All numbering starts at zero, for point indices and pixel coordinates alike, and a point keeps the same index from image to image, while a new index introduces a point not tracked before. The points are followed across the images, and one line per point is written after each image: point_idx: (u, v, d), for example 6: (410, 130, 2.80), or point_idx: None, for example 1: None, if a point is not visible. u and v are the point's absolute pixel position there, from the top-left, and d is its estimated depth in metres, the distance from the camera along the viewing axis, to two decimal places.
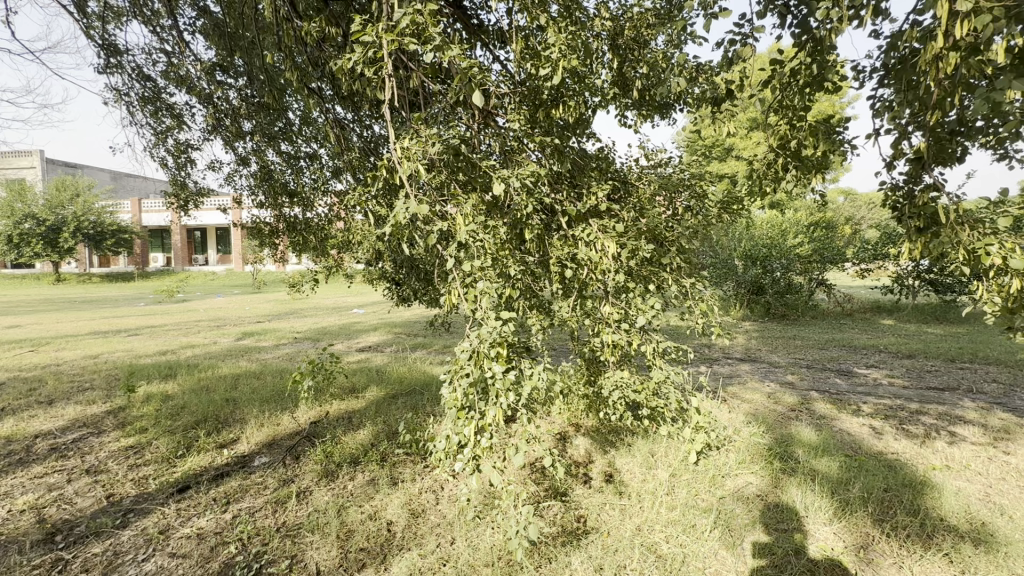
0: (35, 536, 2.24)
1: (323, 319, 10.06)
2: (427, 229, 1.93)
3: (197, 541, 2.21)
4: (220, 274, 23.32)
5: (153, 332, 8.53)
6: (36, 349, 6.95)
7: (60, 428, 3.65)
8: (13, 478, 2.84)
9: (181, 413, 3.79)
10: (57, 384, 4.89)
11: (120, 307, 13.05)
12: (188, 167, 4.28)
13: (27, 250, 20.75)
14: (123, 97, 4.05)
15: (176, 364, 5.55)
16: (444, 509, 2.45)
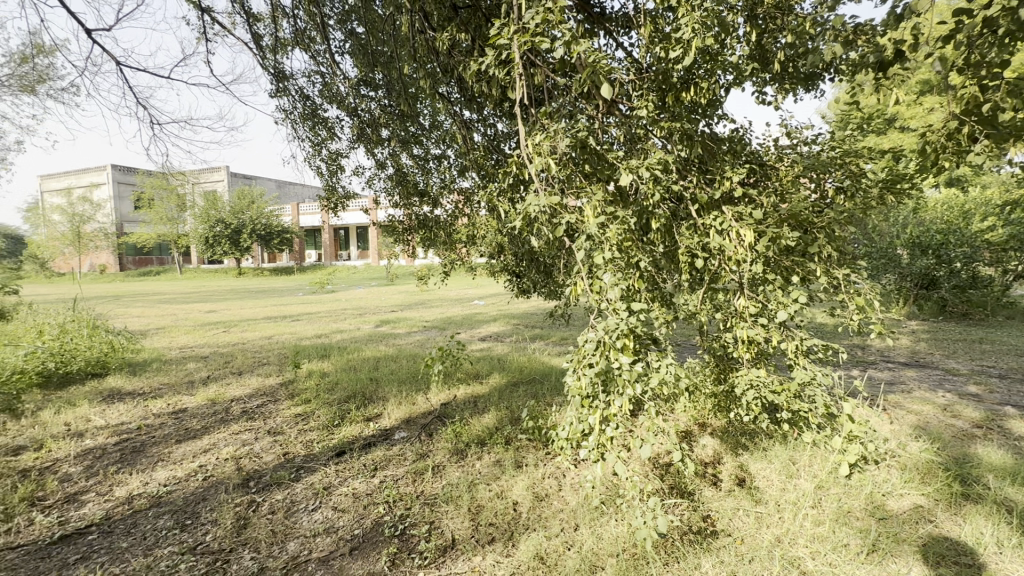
0: (236, 480, 2.77)
1: (448, 310, 10.79)
2: (555, 221, 1.97)
3: (353, 499, 2.55)
4: (361, 269, 26.15)
5: (311, 318, 9.91)
6: (228, 329, 8.49)
7: (248, 395, 4.43)
8: (219, 432, 3.53)
9: (336, 388, 4.37)
10: (244, 359, 5.94)
11: (285, 296, 15.32)
12: (338, 173, 4.85)
13: (219, 249, 25.29)
14: (289, 116, 4.73)
15: (330, 346, 6.38)
16: (567, 495, 2.51)
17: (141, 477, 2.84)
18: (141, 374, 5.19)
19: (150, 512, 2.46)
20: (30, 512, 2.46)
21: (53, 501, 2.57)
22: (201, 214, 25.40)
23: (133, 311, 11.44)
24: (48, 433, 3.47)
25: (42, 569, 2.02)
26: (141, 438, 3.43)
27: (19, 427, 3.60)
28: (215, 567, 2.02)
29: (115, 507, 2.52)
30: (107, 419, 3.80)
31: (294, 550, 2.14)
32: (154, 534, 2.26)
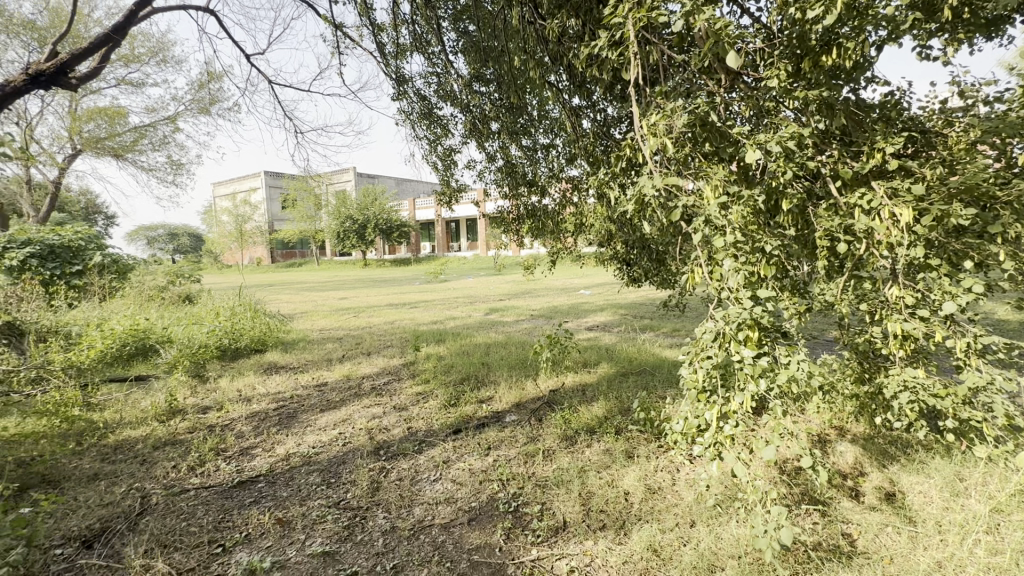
0: (369, 448, 3.10)
1: (554, 299, 10.90)
2: (672, 204, 1.88)
3: (470, 474, 2.72)
4: (470, 259, 27.39)
5: (428, 305, 10.65)
6: (358, 314, 9.46)
7: (376, 373, 4.92)
8: (354, 405, 3.97)
9: (452, 370, 4.67)
10: (372, 341, 6.58)
11: (404, 285, 16.59)
12: (452, 168, 5.11)
13: (348, 243, 28.14)
14: (408, 117, 5.08)
15: (444, 332, 6.81)
16: (681, 491, 2.42)
17: (295, 439, 3.30)
18: (292, 351, 6.00)
19: (303, 469, 2.85)
20: (216, 460, 2.99)
21: (232, 453, 3.10)
22: (334, 211, 28.43)
23: (283, 297, 13.23)
24: (226, 397, 4.17)
25: (227, 507, 2.45)
26: (293, 406, 3.99)
27: (206, 390, 4.39)
28: (355, 521, 2.29)
29: (277, 462, 2.96)
30: (268, 388, 4.48)
31: (419, 514, 2.35)
32: (306, 488, 2.62)
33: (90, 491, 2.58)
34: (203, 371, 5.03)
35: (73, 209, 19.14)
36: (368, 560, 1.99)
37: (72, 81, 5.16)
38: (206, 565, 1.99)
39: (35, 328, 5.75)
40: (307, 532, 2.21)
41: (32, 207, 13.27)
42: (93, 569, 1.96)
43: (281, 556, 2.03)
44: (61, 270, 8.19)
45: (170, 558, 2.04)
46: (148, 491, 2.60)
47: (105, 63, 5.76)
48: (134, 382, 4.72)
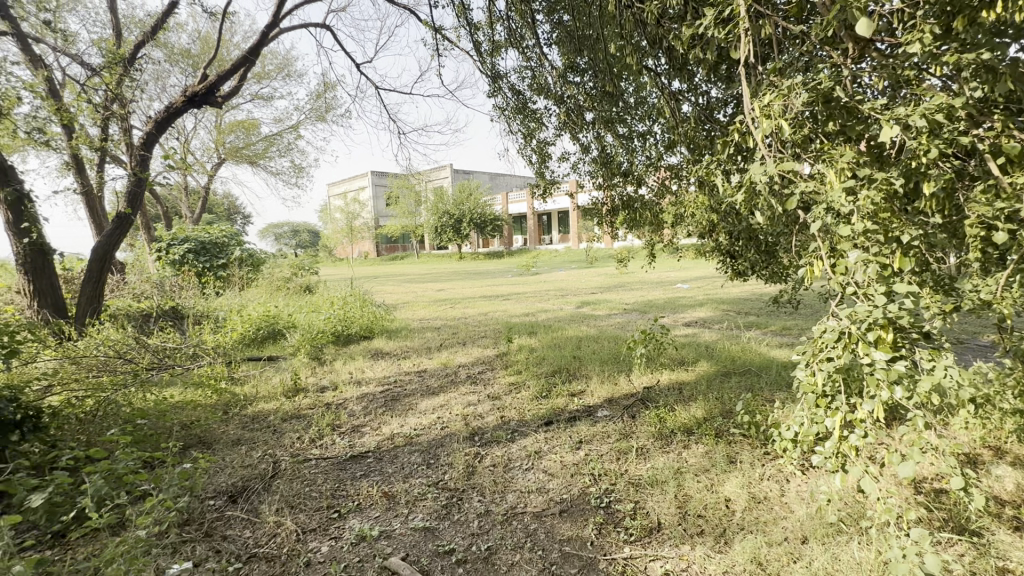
0: (465, 433, 3.24)
1: (649, 293, 10.55)
2: (786, 192, 1.72)
3: (561, 466, 2.74)
4: (562, 252, 27.36)
5: (520, 297, 10.86)
6: (454, 305, 9.92)
7: (472, 362, 5.13)
8: (451, 391, 4.18)
9: (544, 362, 4.73)
10: (467, 331, 6.86)
11: (497, 278, 17.00)
12: (545, 161, 5.13)
13: (445, 237, 29.48)
14: (503, 112, 5.17)
15: (536, 324, 6.89)
16: (791, 503, 2.22)
17: (399, 421, 3.55)
18: (395, 339, 6.45)
19: (406, 449, 3.07)
20: (333, 434, 3.32)
21: (345, 429, 3.42)
22: (433, 207, 29.92)
23: (387, 289, 14.22)
24: (340, 379, 4.61)
25: (341, 477, 2.71)
26: (397, 389, 4.30)
27: (324, 372, 4.88)
28: (452, 502, 2.42)
29: (383, 441, 3.21)
30: (375, 371, 4.87)
31: (512, 501, 2.41)
32: (408, 466, 2.82)
33: (233, 453, 3.00)
34: (320, 354, 5.59)
35: (219, 210, 22.18)
36: (465, 539, 2.10)
37: (219, 99, 5.96)
38: (325, 527, 2.23)
39: (192, 313, 6.78)
40: (410, 506, 2.38)
41: (188, 209, 15.58)
42: (238, 520, 2.29)
43: (387, 527, 2.21)
44: (211, 263, 9.55)
45: (296, 518, 2.31)
46: (278, 458, 2.96)
47: (244, 81, 6.59)
48: (266, 361, 5.38)
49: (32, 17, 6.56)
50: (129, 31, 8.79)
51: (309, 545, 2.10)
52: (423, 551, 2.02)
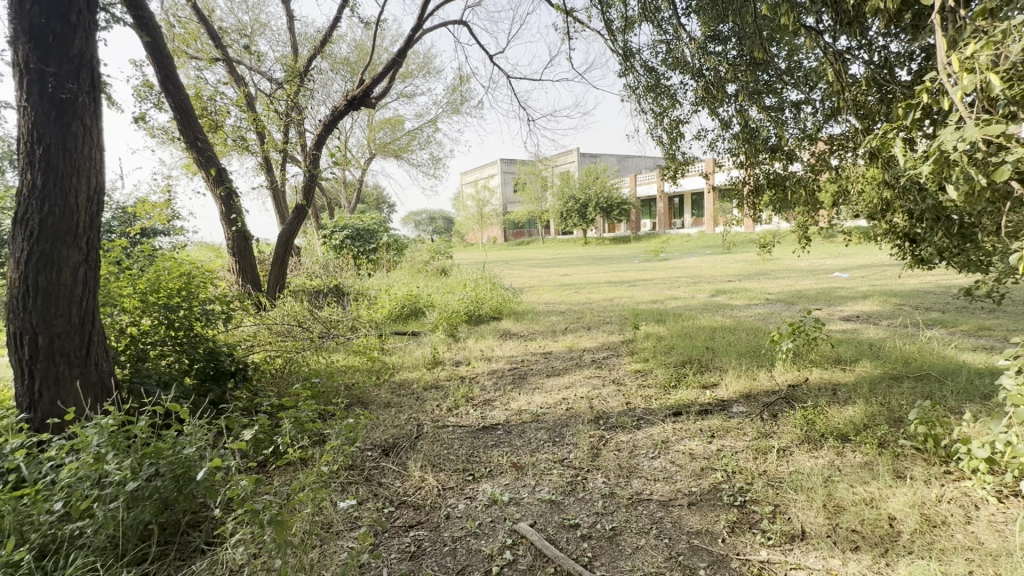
0: (589, 416, 3.28)
1: (798, 282, 9.43)
2: (995, 160, 1.41)
3: (690, 458, 2.64)
4: (695, 236, 25.61)
5: (647, 284, 10.48)
6: (579, 290, 9.94)
7: (596, 347, 5.12)
8: (575, 374, 4.24)
9: (673, 351, 4.54)
10: (592, 317, 6.85)
11: (624, 264, 16.56)
12: (678, 140, 4.84)
13: (570, 222, 29.48)
14: (634, 91, 4.98)
15: (665, 312, 6.60)
16: (981, 532, 1.86)
17: (526, 398, 3.72)
18: (522, 321, 6.69)
19: (533, 425, 3.20)
20: (467, 405, 3.60)
21: (478, 401, 3.69)
22: (559, 192, 30.03)
23: (514, 273, 14.69)
24: (472, 355, 4.96)
25: (475, 445, 2.95)
26: (524, 369, 4.49)
27: (458, 348, 5.28)
28: (577, 479, 2.48)
29: (512, 415, 3.39)
30: (503, 350, 5.14)
31: (637, 486, 2.40)
32: (536, 441, 2.95)
33: (385, 414, 3.42)
34: (455, 332, 6.05)
35: (369, 200, 24.89)
36: (590, 516, 2.15)
37: (373, 101, 6.66)
38: (461, 487, 2.46)
39: (351, 291, 7.77)
40: (537, 478, 2.50)
41: (346, 200, 17.74)
42: (390, 471, 2.63)
43: (517, 494, 2.36)
44: (364, 248, 10.80)
45: (437, 475, 2.58)
46: (421, 421, 3.32)
47: (392, 82, 7.26)
48: (409, 335, 5.99)
49: (236, 44, 7.98)
50: (303, 47, 10.22)
51: (448, 500, 2.33)
52: (550, 521, 2.12)
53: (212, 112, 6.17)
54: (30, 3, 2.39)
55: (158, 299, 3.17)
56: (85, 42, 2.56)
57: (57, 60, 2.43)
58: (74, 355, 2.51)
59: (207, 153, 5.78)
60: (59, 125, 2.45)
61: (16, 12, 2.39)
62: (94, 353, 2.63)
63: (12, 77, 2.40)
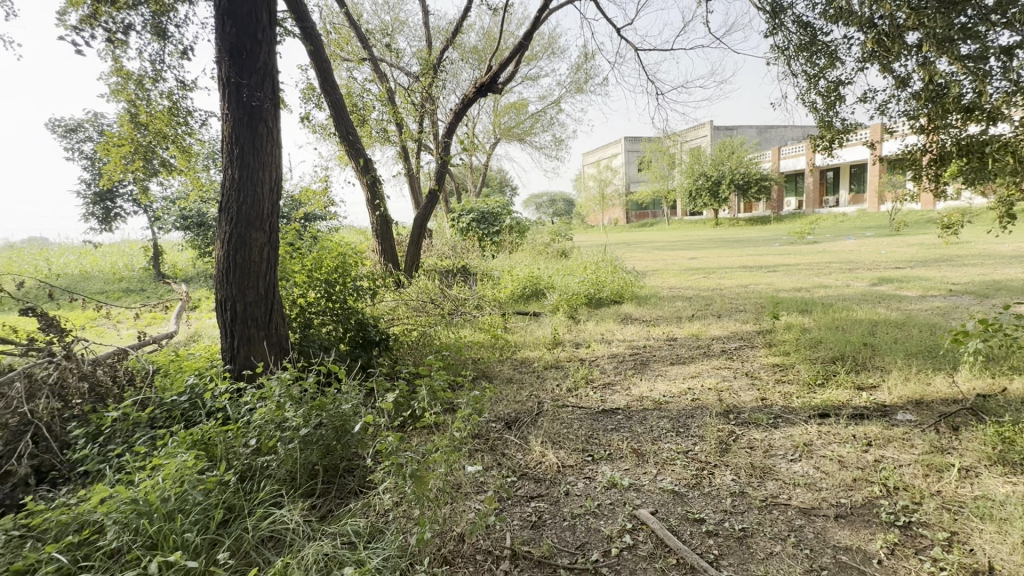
0: (718, 409, 3.08)
1: (996, 270, 7.70)
2: None
3: (839, 466, 2.35)
4: (852, 216, 22.21)
5: (789, 270, 9.40)
6: (708, 275, 9.27)
7: (726, 337, 4.77)
8: (703, 363, 4.00)
9: (820, 346, 4.03)
10: (723, 303, 6.36)
11: (763, 247, 14.96)
12: (837, 105, 4.22)
13: (700, 201, 27.47)
14: (784, 52, 4.43)
15: (812, 301, 5.87)
16: None
17: (648, 384, 3.63)
18: (644, 305, 6.46)
19: (655, 413, 3.11)
20: (586, 387, 3.62)
21: (598, 384, 3.68)
22: (688, 170, 28.06)
23: (636, 256, 14.17)
24: (592, 338, 4.94)
25: (595, 427, 2.95)
26: (646, 355, 4.35)
27: (578, 330, 5.30)
28: (703, 473, 2.37)
29: (633, 401, 3.33)
30: (624, 334, 5.04)
31: (772, 489, 2.22)
32: (658, 430, 2.87)
33: (508, 389, 3.60)
34: (575, 314, 6.07)
35: (493, 183, 25.86)
36: (716, 513, 2.04)
37: (499, 86, 6.83)
38: (581, 466, 2.49)
39: (476, 271, 8.19)
40: (658, 468, 2.43)
41: (473, 185, 18.64)
42: (512, 443, 2.76)
43: (637, 480, 2.33)
44: (488, 230, 11.26)
45: (557, 452, 2.65)
46: (542, 399, 3.42)
47: (519, 66, 7.36)
48: (530, 315, 6.16)
49: (380, 43, 8.74)
50: (437, 39, 10.83)
51: (568, 478, 2.39)
52: (672, 512, 2.06)
53: (360, 108, 6.97)
54: (230, 26, 2.87)
55: (320, 275, 3.65)
56: (268, 55, 3.00)
57: (248, 72, 2.91)
58: (260, 320, 3.02)
59: (356, 145, 6.45)
60: (250, 127, 2.94)
61: (221, 35, 2.90)
62: (275, 319, 3.13)
63: (218, 90, 2.93)
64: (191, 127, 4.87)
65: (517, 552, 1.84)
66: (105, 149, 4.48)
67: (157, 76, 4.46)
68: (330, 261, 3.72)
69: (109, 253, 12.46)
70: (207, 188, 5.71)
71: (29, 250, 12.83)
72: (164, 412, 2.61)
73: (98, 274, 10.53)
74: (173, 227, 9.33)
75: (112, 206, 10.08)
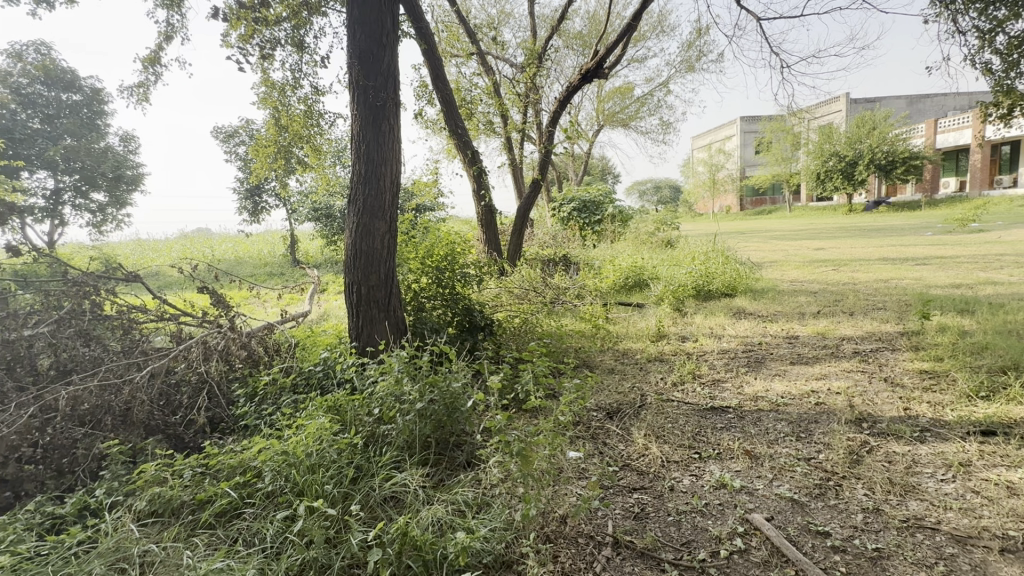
0: (848, 415, 2.77)
1: None
2: None
3: (1007, 493, 2.00)
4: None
5: (946, 262, 8.04)
6: (839, 268, 8.29)
7: (860, 337, 4.25)
8: (830, 365, 3.61)
9: (985, 352, 3.43)
10: (857, 300, 5.65)
11: (912, 236, 12.93)
12: (1021, 65, 3.51)
13: (830, 185, 24.52)
14: (949, 6, 3.77)
15: (975, 300, 4.99)
16: None
17: (764, 384, 3.37)
18: (760, 299, 5.97)
19: (771, 415, 2.88)
20: (693, 383, 3.46)
21: (706, 380, 3.50)
22: (816, 150, 25.10)
23: (752, 246, 13.07)
24: (701, 331, 4.68)
25: (702, 424, 2.82)
26: (762, 352, 4.04)
27: (685, 323, 5.06)
28: (829, 484, 2.16)
29: (746, 400, 3.12)
30: (736, 329, 4.71)
31: (916, 509, 1.95)
32: (775, 433, 2.66)
33: (610, 379, 3.57)
34: (681, 306, 5.80)
35: (595, 171, 25.44)
36: (844, 528, 1.86)
37: (605, 71, 6.66)
38: (687, 463, 2.41)
39: (577, 260, 8.15)
40: (775, 473, 2.26)
41: (575, 173, 18.47)
42: (614, 433, 2.74)
43: (750, 484, 2.19)
44: (590, 219, 11.12)
45: (661, 446, 2.58)
46: (645, 391, 3.34)
47: (626, 49, 7.11)
48: (633, 306, 6.01)
49: (487, 37, 8.96)
50: (541, 28, 10.84)
51: (673, 473, 2.32)
52: (790, 520, 1.92)
53: (468, 102, 7.24)
54: (359, 33, 3.16)
55: (432, 263, 3.91)
56: (391, 57, 3.24)
57: (373, 74, 3.18)
58: (381, 302, 3.31)
59: (464, 138, 6.72)
60: (374, 125, 3.22)
61: (352, 42, 3.19)
62: (393, 302, 3.40)
63: (349, 92, 3.24)
64: (322, 128, 5.44)
65: (619, 541, 1.84)
66: (256, 151, 5.19)
67: (296, 84, 5.03)
68: (440, 250, 3.95)
69: (257, 242, 14.38)
70: (334, 183, 6.35)
71: (199, 240, 15.25)
72: (304, 380, 3.00)
73: (249, 260, 12.26)
74: (307, 218, 10.50)
75: (259, 201, 11.61)
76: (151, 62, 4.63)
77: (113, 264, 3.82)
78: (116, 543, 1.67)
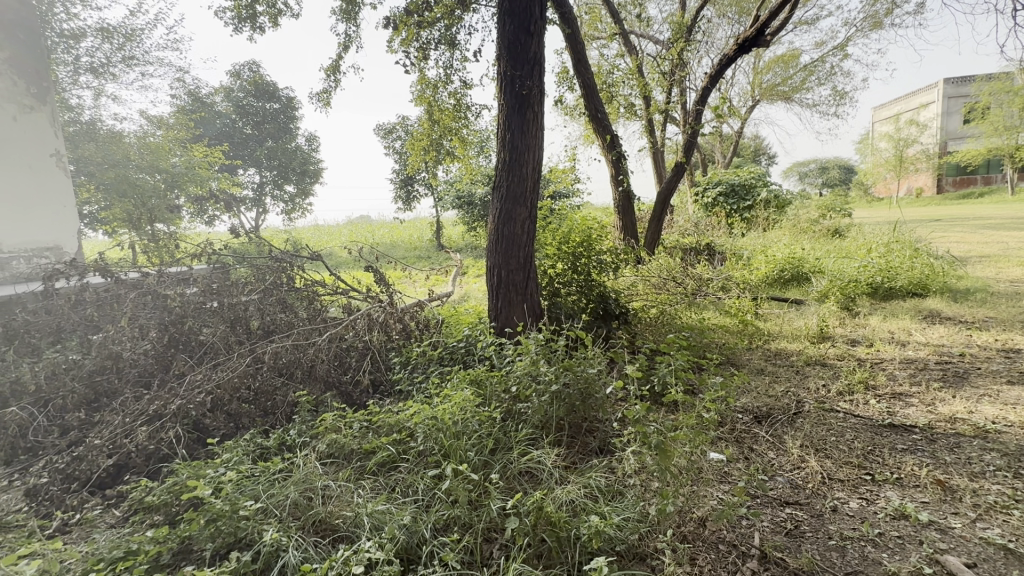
0: None
1: None
2: None
3: None
4: None
5: None
6: None
7: None
8: None
9: None
10: None
11: None
12: None
13: None
14: None
15: None
16: None
17: (966, 403, 2.77)
18: (964, 302, 4.89)
19: (976, 442, 2.36)
20: (865, 393, 2.99)
21: (883, 392, 2.99)
22: None
23: (954, 237, 10.70)
24: (878, 335, 4.01)
25: (877, 442, 2.42)
26: (964, 365, 3.32)
27: (856, 324, 4.37)
28: None
29: (939, 421, 2.60)
30: (927, 336, 3.93)
31: None
32: (982, 464, 2.17)
33: (760, 381, 3.25)
34: (852, 305, 5.02)
35: (744, 153, 23.12)
36: None
37: (766, 38, 5.93)
38: (855, 483, 2.10)
39: (723, 250, 7.51)
40: (979, 512, 1.86)
41: (723, 155, 16.93)
42: (763, 439, 2.50)
43: (942, 520, 1.83)
44: (738, 205, 10.13)
45: (822, 461, 2.29)
46: (802, 397, 2.98)
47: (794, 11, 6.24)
48: (789, 303, 5.37)
49: (631, 14, 8.59)
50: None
51: (836, 492, 2.04)
52: (1001, 572, 1.56)
53: (609, 84, 7.06)
54: (509, 24, 3.26)
55: (568, 249, 3.92)
56: (537, 45, 3.29)
57: (520, 63, 3.26)
58: (519, 285, 3.43)
59: (603, 122, 6.56)
60: (519, 113, 3.32)
61: (502, 34, 3.32)
62: (531, 286, 3.50)
63: (497, 82, 3.38)
64: (469, 120, 5.75)
65: (767, 555, 1.68)
66: (412, 144, 5.70)
67: (447, 80, 5.39)
68: (576, 236, 3.94)
69: (408, 228, 15.88)
70: (477, 172, 6.70)
71: (363, 225, 17.35)
72: (449, 354, 3.25)
73: (403, 244, 13.62)
74: (452, 206, 11.27)
75: (412, 190, 12.79)
76: (332, 71, 5.34)
77: (301, 245, 4.53)
78: (306, 475, 2.01)
